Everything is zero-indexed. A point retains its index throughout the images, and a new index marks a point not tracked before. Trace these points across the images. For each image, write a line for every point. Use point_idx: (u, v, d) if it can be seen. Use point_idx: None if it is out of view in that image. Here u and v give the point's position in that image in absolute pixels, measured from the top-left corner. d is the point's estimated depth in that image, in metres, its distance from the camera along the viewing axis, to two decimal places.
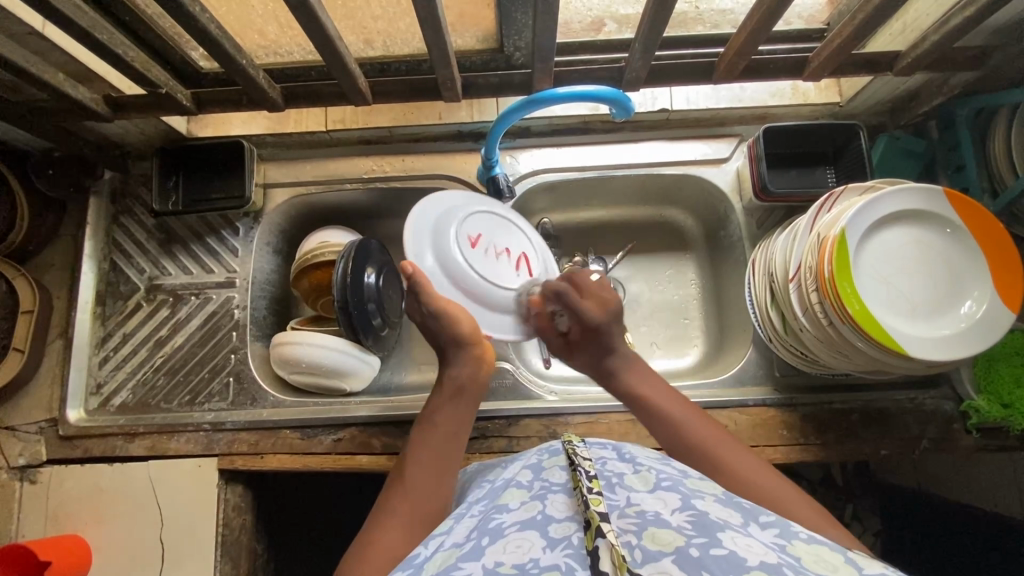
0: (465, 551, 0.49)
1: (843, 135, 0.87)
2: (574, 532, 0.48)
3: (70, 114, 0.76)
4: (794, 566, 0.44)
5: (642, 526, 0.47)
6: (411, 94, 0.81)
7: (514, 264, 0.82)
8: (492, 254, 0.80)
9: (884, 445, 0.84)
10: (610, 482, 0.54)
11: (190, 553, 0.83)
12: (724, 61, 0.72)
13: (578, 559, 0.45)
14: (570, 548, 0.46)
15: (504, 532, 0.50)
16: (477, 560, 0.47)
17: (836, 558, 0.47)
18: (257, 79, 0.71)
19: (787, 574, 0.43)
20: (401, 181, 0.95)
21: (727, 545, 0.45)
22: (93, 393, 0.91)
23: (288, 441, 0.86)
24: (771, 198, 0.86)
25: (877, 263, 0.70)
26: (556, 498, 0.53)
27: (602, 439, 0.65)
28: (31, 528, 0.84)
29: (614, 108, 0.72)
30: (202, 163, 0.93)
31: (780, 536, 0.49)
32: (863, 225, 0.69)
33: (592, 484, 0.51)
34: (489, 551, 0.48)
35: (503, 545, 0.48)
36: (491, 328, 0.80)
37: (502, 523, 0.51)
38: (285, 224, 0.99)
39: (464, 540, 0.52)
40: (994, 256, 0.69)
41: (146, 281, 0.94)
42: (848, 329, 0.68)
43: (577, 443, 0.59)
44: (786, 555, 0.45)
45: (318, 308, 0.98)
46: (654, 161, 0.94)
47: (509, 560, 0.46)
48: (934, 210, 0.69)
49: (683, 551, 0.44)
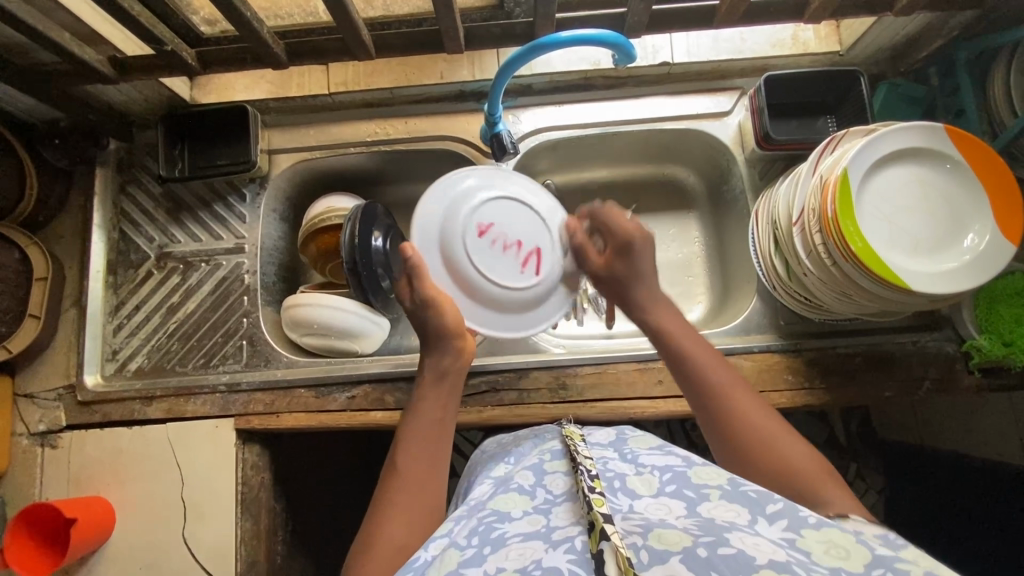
0: (467, 556, 0.51)
1: (844, 83, 0.87)
2: (578, 534, 0.50)
3: (76, 77, 0.77)
4: (805, 563, 0.44)
5: (647, 529, 0.48)
6: (412, 49, 0.80)
7: (521, 261, 0.79)
8: (497, 248, 0.78)
9: (888, 387, 0.86)
10: (612, 486, 0.57)
11: (211, 510, 0.85)
12: (724, 7, 0.73)
13: (582, 563, 0.46)
14: (574, 553, 0.47)
15: (506, 542, 0.52)
16: (478, 566, 0.49)
17: (848, 548, 0.47)
18: (261, 33, 0.71)
19: (798, 571, 0.43)
20: (404, 144, 0.96)
21: (735, 544, 0.45)
22: (108, 359, 0.92)
23: (302, 400, 0.88)
24: (774, 146, 0.87)
25: (880, 202, 0.72)
26: (560, 511, 0.55)
27: (603, 441, 0.70)
28: (54, 491, 0.86)
29: (617, 55, 0.72)
30: (207, 130, 0.93)
31: (790, 529, 0.49)
32: (865, 163, 0.70)
33: (595, 484, 0.55)
34: (491, 558, 0.50)
35: (505, 552, 0.50)
36: (482, 322, 0.79)
37: (504, 533, 0.53)
38: (290, 191, 1.00)
39: (466, 542, 0.53)
40: (994, 190, 0.70)
41: (156, 249, 0.95)
42: (853, 261, 0.69)
43: (579, 445, 0.65)
44: (794, 551, 0.46)
45: (327, 273, 1.00)
46: (656, 116, 0.95)
47: (512, 565, 0.48)
48: (936, 147, 0.70)
49: (691, 551, 0.45)
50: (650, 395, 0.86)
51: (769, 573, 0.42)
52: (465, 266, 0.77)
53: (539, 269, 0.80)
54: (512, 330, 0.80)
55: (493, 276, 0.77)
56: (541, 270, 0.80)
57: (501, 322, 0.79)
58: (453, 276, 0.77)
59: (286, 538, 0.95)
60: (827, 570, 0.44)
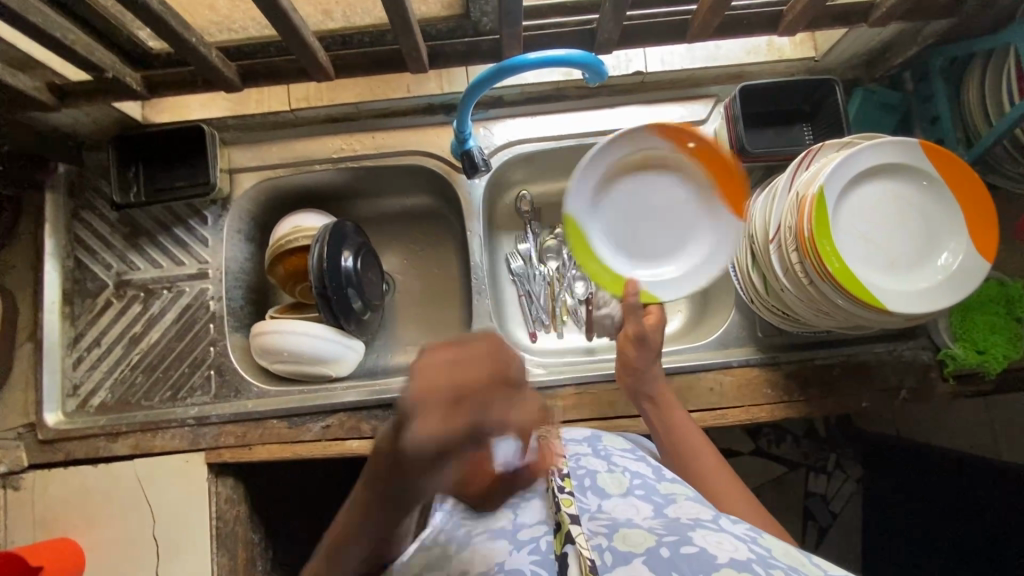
0: (433, 556, 0.51)
1: (819, 90, 0.85)
2: (543, 535, 0.50)
3: (13, 105, 0.72)
4: (763, 560, 0.42)
5: (612, 529, 0.48)
6: (375, 68, 0.77)
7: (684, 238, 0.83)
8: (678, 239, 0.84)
9: (865, 398, 0.86)
10: (582, 484, 0.56)
11: (185, 548, 0.82)
12: (697, 21, 0.70)
13: (546, 565, 0.46)
14: (538, 554, 0.47)
15: (473, 541, 0.51)
16: (445, 571, 0.49)
17: (803, 558, 0.44)
18: (209, 56, 0.67)
19: (757, 571, 0.40)
20: (372, 160, 0.93)
21: (698, 543, 0.44)
22: (69, 395, 0.88)
23: (275, 431, 0.85)
24: (750, 158, 0.85)
25: (857, 220, 0.71)
26: (530, 506, 0.54)
27: (578, 434, 0.68)
28: (18, 535, 0.83)
29: (587, 74, 0.70)
30: (161, 151, 0.89)
31: (752, 529, 0.48)
32: (841, 181, 0.69)
33: (565, 483, 0.53)
34: (457, 562, 0.49)
35: (470, 553, 0.50)
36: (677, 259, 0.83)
37: (472, 530, 0.53)
38: (254, 210, 0.95)
39: (430, 539, 0.53)
40: (967, 205, 0.69)
41: (114, 277, 0.91)
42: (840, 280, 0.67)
43: (553, 441, 0.63)
44: (755, 548, 0.44)
45: (297, 294, 0.95)
46: (630, 126, 0.92)
47: (476, 567, 0.48)
48: (912, 164, 0.69)
49: (654, 552, 0.44)
50: (630, 414, 0.85)
51: (729, 573, 0.40)
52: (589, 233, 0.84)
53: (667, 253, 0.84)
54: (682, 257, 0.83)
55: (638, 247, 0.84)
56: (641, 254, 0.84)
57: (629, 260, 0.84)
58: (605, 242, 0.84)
59: (266, 567, 0.93)
60: (785, 567, 0.42)
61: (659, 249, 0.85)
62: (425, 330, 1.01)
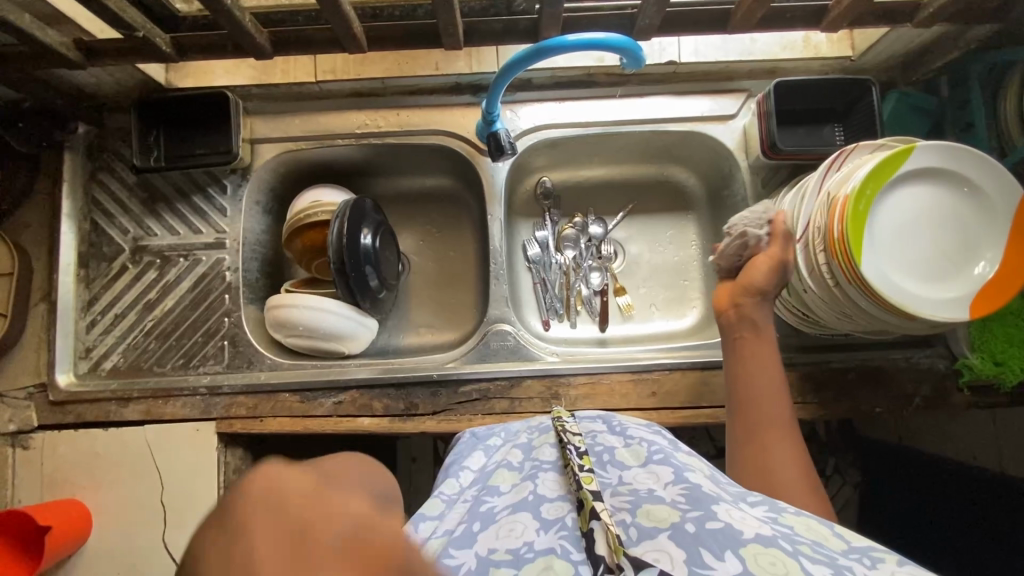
0: (456, 535, 0.51)
1: (854, 91, 0.84)
2: (567, 513, 0.49)
3: (39, 61, 0.71)
4: (788, 536, 0.42)
5: (636, 504, 0.47)
6: (407, 42, 0.75)
7: (911, 230, 0.70)
8: (899, 221, 0.70)
9: (879, 403, 0.86)
10: (601, 460, 0.55)
11: (192, 515, 0.82)
12: (741, 11, 0.69)
13: (572, 541, 0.45)
14: (564, 529, 0.47)
15: (496, 517, 0.51)
16: (470, 548, 0.48)
17: (826, 531, 0.45)
18: (243, 21, 0.66)
19: (784, 545, 0.41)
20: (395, 137, 0.91)
21: (723, 518, 0.43)
22: (82, 357, 0.88)
23: (287, 405, 0.85)
24: (780, 156, 0.84)
25: (905, 224, 0.70)
26: (547, 478, 0.54)
27: (593, 414, 0.67)
28: (26, 494, 0.83)
29: (625, 59, 0.69)
30: (183, 116, 0.87)
31: (771, 510, 0.47)
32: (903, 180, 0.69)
33: (584, 461, 0.52)
34: (482, 539, 0.49)
35: (495, 530, 0.49)
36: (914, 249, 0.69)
37: (494, 508, 0.53)
38: (274, 181, 0.94)
39: (456, 526, 0.53)
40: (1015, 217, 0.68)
41: (130, 242, 0.90)
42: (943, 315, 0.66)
43: (567, 421, 0.62)
44: (778, 526, 0.44)
45: (313, 270, 0.95)
46: (659, 117, 0.91)
47: (503, 546, 0.47)
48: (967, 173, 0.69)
49: (679, 528, 0.43)
50: (642, 406, 0.85)
51: (756, 548, 0.40)
52: (893, 211, 0.69)
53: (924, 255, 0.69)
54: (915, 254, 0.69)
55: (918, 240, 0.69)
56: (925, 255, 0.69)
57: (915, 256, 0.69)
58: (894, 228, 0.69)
59: None
60: (810, 543, 0.42)
61: (889, 218, 0.69)
62: (438, 312, 1.01)
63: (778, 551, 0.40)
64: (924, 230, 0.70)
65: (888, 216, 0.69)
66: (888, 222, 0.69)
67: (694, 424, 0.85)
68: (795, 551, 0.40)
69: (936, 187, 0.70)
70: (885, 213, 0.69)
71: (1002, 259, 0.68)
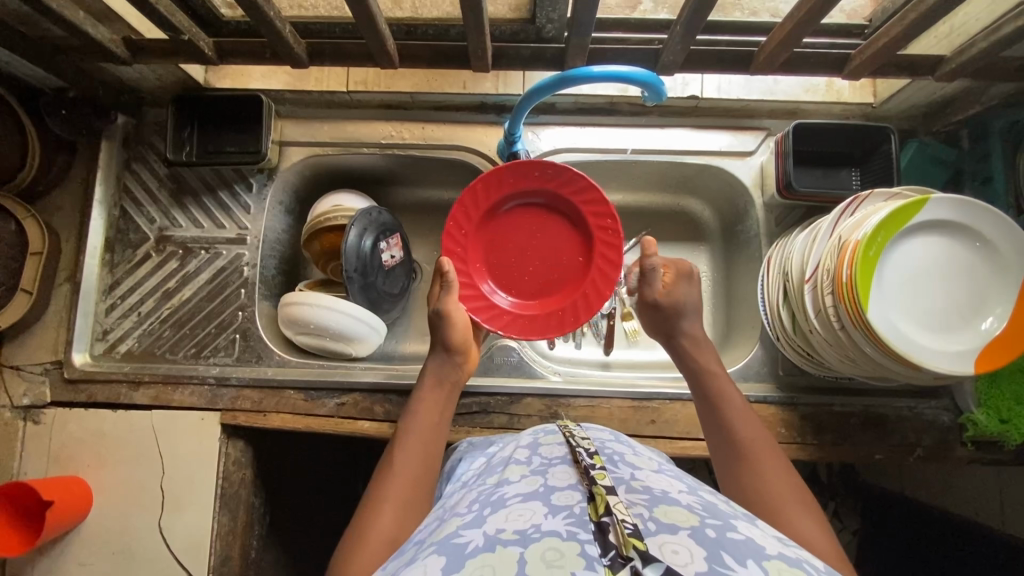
0: (467, 521, 0.48)
1: (874, 137, 0.85)
2: (577, 501, 0.47)
3: (87, 52, 0.75)
4: (808, 561, 0.43)
5: (652, 503, 0.47)
6: (438, 61, 0.78)
7: (919, 281, 0.70)
8: (907, 271, 0.70)
9: (879, 450, 0.85)
10: (612, 459, 0.56)
11: (189, 502, 0.84)
12: (765, 53, 0.71)
13: (579, 524, 0.43)
14: (572, 515, 0.45)
15: (507, 503, 0.49)
16: (478, 528, 0.46)
17: None
18: (283, 31, 0.69)
19: (805, 568, 0.42)
20: (419, 150, 0.94)
21: (743, 532, 0.44)
22: (99, 339, 0.91)
23: (291, 402, 0.87)
24: (795, 196, 0.85)
25: (914, 276, 0.70)
26: (557, 471, 0.53)
27: (597, 427, 0.67)
28: (32, 467, 0.85)
29: (647, 93, 0.70)
30: (218, 115, 0.90)
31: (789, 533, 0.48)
32: (915, 231, 0.70)
33: (596, 459, 0.53)
34: (491, 520, 0.47)
35: (505, 514, 0.48)
36: (918, 299, 0.70)
37: (505, 495, 0.51)
38: (298, 183, 0.97)
39: (467, 511, 0.51)
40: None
41: (156, 231, 0.93)
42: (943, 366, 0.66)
43: (574, 427, 0.63)
44: (797, 549, 0.45)
45: (328, 272, 0.97)
46: (678, 149, 0.92)
47: (511, 527, 0.45)
48: (984, 228, 0.68)
49: (700, 530, 0.43)
50: (641, 433, 0.85)
51: (780, 563, 0.41)
52: (904, 262, 0.70)
53: (931, 306, 0.70)
54: (917, 305, 0.69)
55: (925, 292, 0.70)
56: (932, 307, 0.70)
57: (916, 305, 0.69)
58: (901, 279, 0.70)
59: (261, 533, 0.94)
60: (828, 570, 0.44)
61: (897, 268, 0.70)
62: None
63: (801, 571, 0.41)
64: (933, 283, 0.70)
65: (896, 266, 0.70)
66: (898, 272, 0.70)
67: (690, 455, 0.85)
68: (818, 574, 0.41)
69: (948, 240, 0.70)
70: (895, 263, 0.70)
71: (1010, 316, 0.68)
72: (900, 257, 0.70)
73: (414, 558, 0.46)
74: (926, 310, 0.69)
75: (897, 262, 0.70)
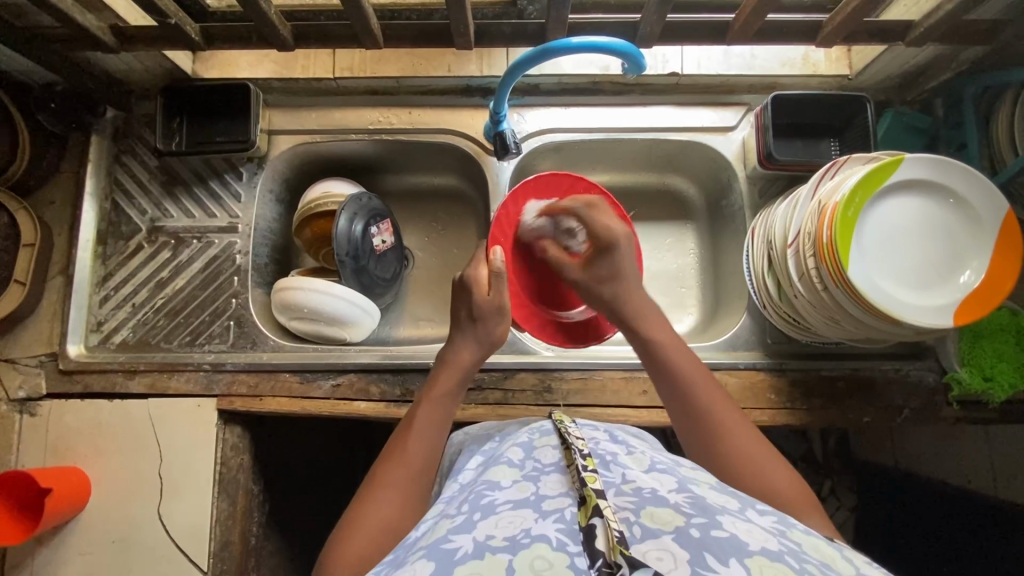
0: (457, 524, 0.49)
1: (850, 107, 0.87)
2: (567, 506, 0.48)
3: (78, 42, 0.78)
4: (796, 554, 0.43)
5: (640, 505, 0.47)
6: (422, 41, 0.79)
7: (899, 239, 0.72)
8: (887, 228, 0.72)
9: (868, 413, 0.87)
10: (604, 460, 0.55)
11: (188, 487, 0.84)
12: (739, 23, 0.73)
13: (569, 533, 0.44)
14: (562, 521, 0.45)
15: (496, 509, 0.49)
16: (468, 533, 0.46)
17: (833, 552, 0.45)
18: (269, 13, 0.70)
19: (790, 563, 0.41)
20: (406, 134, 0.95)
21: (728, 529, 0.44)
22: (93, 331, 0.91)
23: (287, 385, 0.88)
24: (775, 166, 0.87)
25: (894, 233, 0.72)
26: (549, 478, 0.53)
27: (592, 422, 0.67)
28: (30, 458, 0.85)
29: (626, 65, 0.71)
30: (206, 105, 0.91)
31: (780, 522, 0.48)
32: (893, 189, 0.71)
33: (587, 461, 0.52)
34: (480, 525, 0.47)
35: (494, 519, 0.48)
36: (899, 256, 0.71)
37: (495, 499, 0.51)
38: (288, 172, 0.98)
39: (457, 513, 0.51)
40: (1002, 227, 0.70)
41: (147, 223, 0.94)
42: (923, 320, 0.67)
43: (568, 425, 0.62)
44: (785, 541, 0.45)
45: (320, 259, 0.98)
46: (661, 126, 0.94)
47: (500, 534, 0.46)
48: (958, 184, 0.70)
49: (684, 532, 0.43)
50: (634, 404, 0.86)
51: (762, 560, 0.41)
52: (884, 220, 0.72)
53: (911, 261, 0.71)
54: (897, 262, 0.71)
55: (905, 250, 0.72)
56: (912, 262, 0.71)
57: (897, 261, 0.71)
58: (882, 236, 0.72)
59: (262, 519, 0.95)
60: (817, 563, 0.43)
61: (878, 226, 0.71)
62: (438, 305, 1.04)
63: (783, 568, 0.40)
64: (912, 238, 0.72)
65: (876, 224, 0.71)
66: (879, 231, 0.71)
67: None
68: (802, 569, 0.41)
69: (924, 197, 0.72)
70: (876, 222, 0.71)
71: (986, 269, 0.70)
72: (880, 215, 0.72)
73: (407, 561, 0.47)
74: (907, 266, 0.71)
75: (877, 220, 0.71)
